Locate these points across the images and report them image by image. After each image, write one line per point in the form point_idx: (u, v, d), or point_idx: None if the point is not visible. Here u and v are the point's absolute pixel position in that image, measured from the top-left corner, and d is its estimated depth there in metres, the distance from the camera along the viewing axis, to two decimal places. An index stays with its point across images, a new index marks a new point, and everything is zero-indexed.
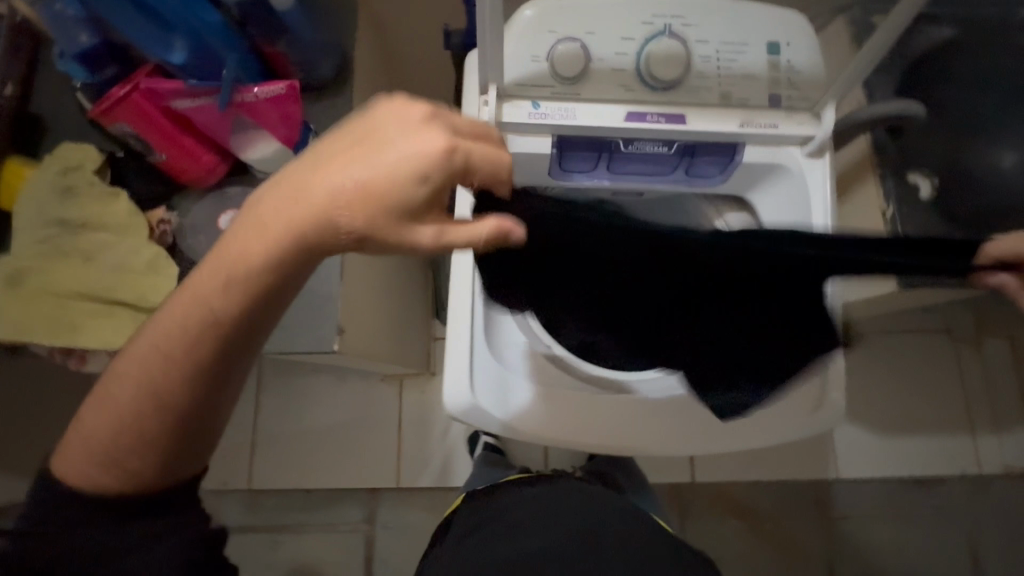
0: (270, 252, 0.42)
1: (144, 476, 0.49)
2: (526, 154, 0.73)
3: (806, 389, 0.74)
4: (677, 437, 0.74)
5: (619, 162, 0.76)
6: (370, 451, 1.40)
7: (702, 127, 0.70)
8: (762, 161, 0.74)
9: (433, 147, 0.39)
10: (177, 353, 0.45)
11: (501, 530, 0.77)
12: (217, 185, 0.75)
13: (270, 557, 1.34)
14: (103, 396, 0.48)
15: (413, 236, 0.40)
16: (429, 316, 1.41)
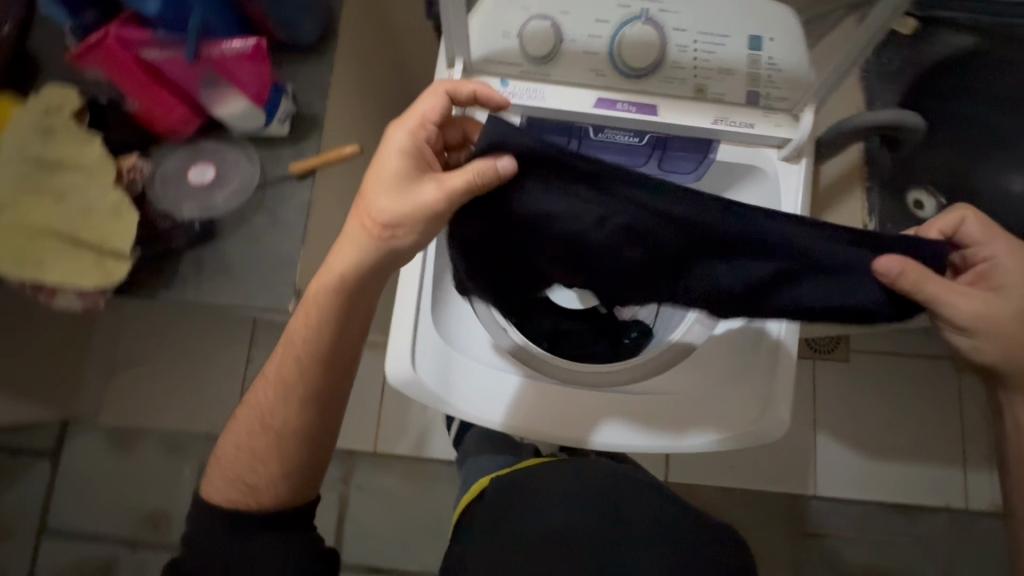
0: (341, 303, 0.61)
1: (272, 495, 0.65)
2: None
3: (754, 395, 0.75)
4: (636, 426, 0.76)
5: (587, 150, 0.74)
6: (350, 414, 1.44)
7: (672, 119, 0.68)
8: (734, 162, 0.71)
9: (405, 132, 0.55)
10: (287, 387, 0.65)
11: (529, 517, 0.66)
12: (192, 138, 0.77)
13: None
14: (234, 436, 0.68)
15: (423, 191, 0.53)
16: None
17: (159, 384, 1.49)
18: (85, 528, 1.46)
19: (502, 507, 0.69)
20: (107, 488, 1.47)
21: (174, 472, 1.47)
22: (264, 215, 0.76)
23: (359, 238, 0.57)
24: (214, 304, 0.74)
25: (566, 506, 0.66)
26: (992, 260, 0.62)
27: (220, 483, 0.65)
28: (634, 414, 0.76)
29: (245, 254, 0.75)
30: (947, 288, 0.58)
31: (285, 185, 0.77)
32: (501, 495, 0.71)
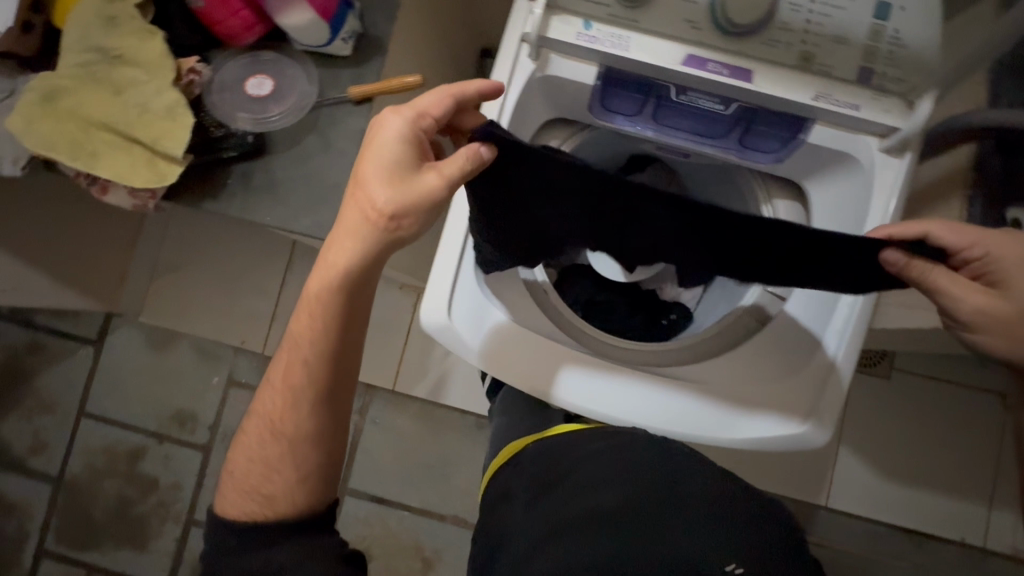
0: (337, 295, 0.59)
1: (289, 502, 0.64)
2: (568, 79, 0.67)
3: (800, 396, 0.68)
4: (666, 412, 0.71)
5: (666, 112, 0.68)
6: (375, 351, 1.46)
7: (769, 88, 0.60)
8: (827, 147, 0.64)
9: (397, 119, 0.54)
10: (291, 382, 0.63)
11: (565, 497, 0.64)
12: (253, 46, 0.74)
13: None
14: (245, 448, 0.67)
15: (422, 181, 0.52)
16: None
17: (197, 294, 1.54)
18: (120, 417, 1.56)
19: (539, 487, 0.68)
20: (142, 383, 1.55)
21: (204, 378, 1.54)
22: (315, 137, 0.74)
23: (362, 225, 0.55)
24: (257, 221, 0.73)
25: (606, 485, 0.63)
26: (990, 255, 0.55)
27: (233, 499, 0.64)
28: (667, 399, 0.71)
29: (292, 174, 0.74)
30: (952, 281, 0.55)
31: (341, 108, 0.74)
32: (540, 473, 0.71)
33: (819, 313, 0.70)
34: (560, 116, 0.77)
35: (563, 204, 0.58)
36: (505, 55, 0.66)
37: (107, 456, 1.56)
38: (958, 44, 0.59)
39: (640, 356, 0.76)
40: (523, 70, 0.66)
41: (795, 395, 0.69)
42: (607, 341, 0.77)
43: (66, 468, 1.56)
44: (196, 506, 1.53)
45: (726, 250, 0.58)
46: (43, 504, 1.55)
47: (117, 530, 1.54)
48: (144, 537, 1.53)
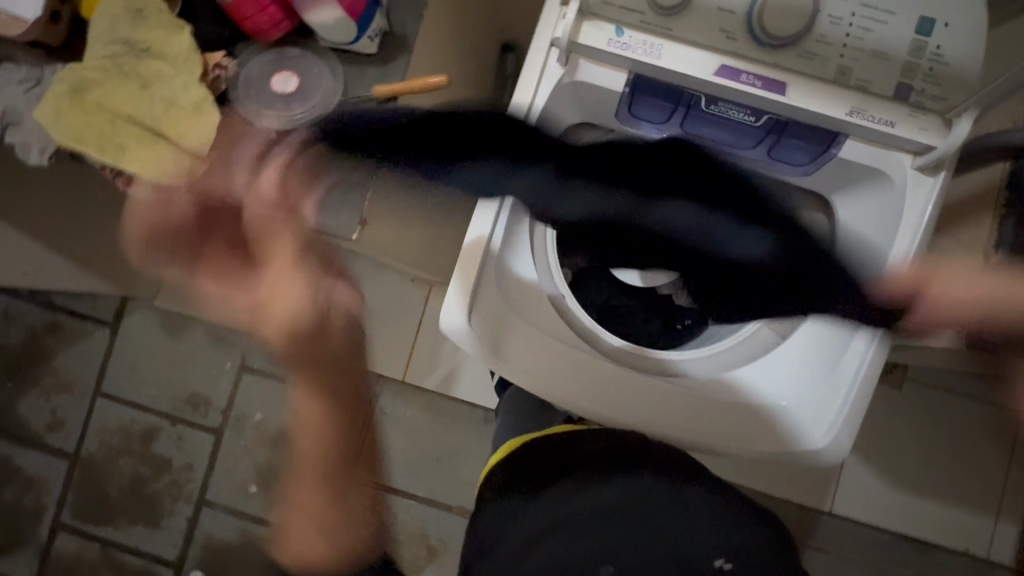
0: None
1: None
2: (597, 85, 0.66)
3: (803, 420, 0.69)
4: (686, 420, 0.70)
5: (694, 121, 0.67)
6: (385, 343, 1.47)
7: (799, 101, 0.60)
8: (856, 164, 0.64)
9: None
10: None
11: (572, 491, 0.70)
12: (279, 43, 0.74)
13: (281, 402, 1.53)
14: None
15: None
16: None
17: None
18: (135, 397, 1.59)
19: (539, 480, 0.72)
20: (156, 365, 1.58)
21: (217, 363, 1.56)
22: None
23: None
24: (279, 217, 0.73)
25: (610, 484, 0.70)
26: None
27: None
28: (682, 407, 0.71)
29: None
30: None
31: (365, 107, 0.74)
32: (532, 473, 0.73)
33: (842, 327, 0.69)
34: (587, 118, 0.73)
35: (577, 206, 0.65)
36: (533, 60, 0.66)
37: (122, 436, 1.59)
38: (1001, 60, 0.58)
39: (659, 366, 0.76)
40: (551, 76, 0.66)
41: (800, 417, 0.69)
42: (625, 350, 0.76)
43: (83, 446, 1.60)
44: (207, 488, 1.56)
45: (709, 262, 0.67)
46: (59, 479, 1.59)
47: (130, 508, 1.58)
48: (157, 515, 1.57)
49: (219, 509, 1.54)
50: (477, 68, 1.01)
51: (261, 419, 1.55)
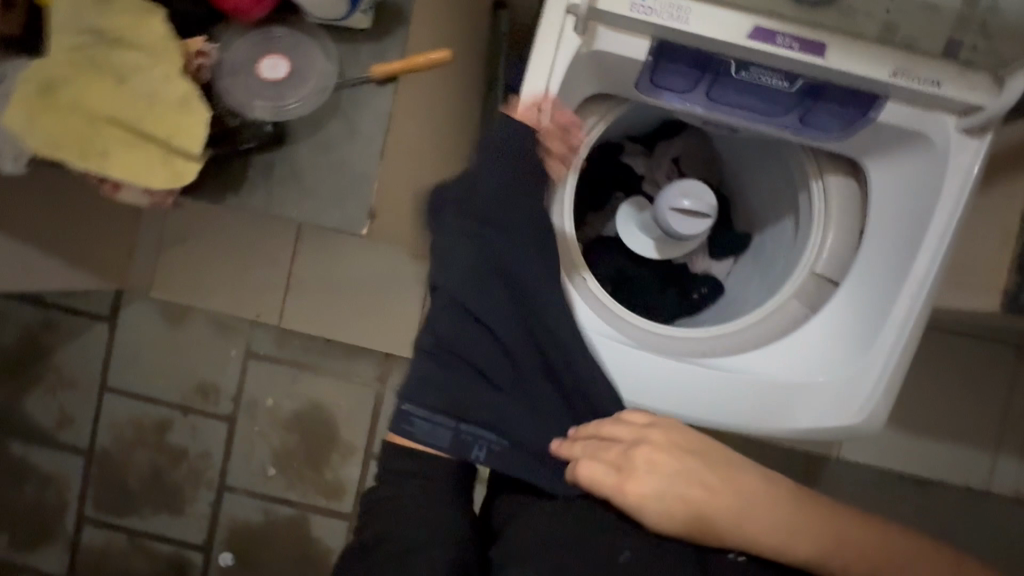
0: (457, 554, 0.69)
1: None
2: (615, 56, 0.61)
3: (827, 389, 0.67)
4: (707, 400, 0.68)
5: (723, 89, 0.63)
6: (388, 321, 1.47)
7: (842, 65, 0.56)
8: (897, 128, 0.60)
9: None
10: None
11: None
12: (262, 23, 0.67)
13: (290, 387, 1.54)
14: None
15: None
16: None
17: (207, 267, 1.50)
18: (140, 390, 1.57)
19: None
20: (160, 358, 1.56)
21: (221, 351, 1.54)
22: (338, 121, 0.69)
23: None
24: (285, 215, 0.70)
25: None
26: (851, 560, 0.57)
27: None
28: (710, 385, 0.68)
29: (314, 162, 0.70)
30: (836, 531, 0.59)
31: (364, 89, 0.69)
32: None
33: (884, 292, 0.66)
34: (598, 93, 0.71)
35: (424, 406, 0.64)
36: (548, 28, 0.60)
37: (135, 428, 1.58)
38: None
39: (691, 345, 0.72)
40: (568, 46, 0.60)
41: (822, 390, 0.67)
42: (654, 330, 0.73)
43: (96, 442, 1.59)
44: (227, 474, 1.57)
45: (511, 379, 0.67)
46: (78, 475, 1.60)
47: (153, 497, 1.59)
48: (178, 503, 1.59)
49: (242, 493, 1.57)
50: (472, 28, 0.94)
51: (272, 404, 1.55)
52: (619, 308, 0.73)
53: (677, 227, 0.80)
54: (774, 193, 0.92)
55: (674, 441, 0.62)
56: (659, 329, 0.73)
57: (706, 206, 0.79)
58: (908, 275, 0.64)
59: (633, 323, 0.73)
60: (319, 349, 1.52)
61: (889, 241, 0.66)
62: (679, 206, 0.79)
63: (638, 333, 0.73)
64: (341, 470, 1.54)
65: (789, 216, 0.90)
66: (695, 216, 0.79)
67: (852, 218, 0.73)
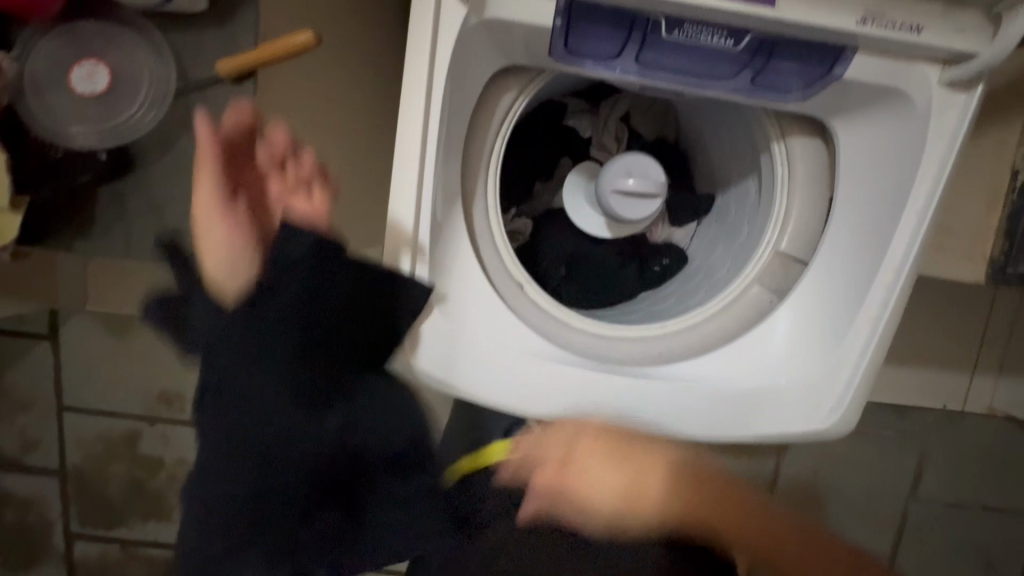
0: None
1: None
2: (518, 25, 0.48)
3: (794, 392, 0.59)
4: (665, 414, 0.60)
5: (654, 53, 0.50)
6: None
7: (798, 14, 0.44)
8: (869, 85, 0.49)
9: None
10: None
11: None
12: (67, 18, 0.52)
13: None
14: None
15: None
16: None
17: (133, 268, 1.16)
18: (101, 404, 1.24)
19: None
20: (96, 366, 1.22)
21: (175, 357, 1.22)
22: (193, 136, 0.56)
23: None
24: (151, 258, 0.59)
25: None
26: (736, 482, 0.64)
27: None
28: (670, 395, 0.60)
29: (172, 192, 0.57)
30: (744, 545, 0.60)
31: (215, 92, 0.55)
32: None
33: (855, 278, 0.58)
34: (510, 64, 0.58)
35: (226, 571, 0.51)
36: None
37: (104, 442, 1.27)
38: None
39: (643, 350, 0.64)
40: (451, 18, 0.47)
41: (791, 390, 0.59)
42: (602, 336, 0.64)
43: (66, 458, 1.28)
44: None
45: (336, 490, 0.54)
46: (55, 498, 1.30)
47: (135, 506, 1.31)
48: (164, 514, 1.31)
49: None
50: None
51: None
52: (563, 312, 0.65)
53: (621, 212, 0.69)
54: (736, 147, 0.81)
55: (602, 449, 0.57)
56: (610, 332, 0.65)
57: (652, 184, 0.68)
58: (881, 262, 0.55)
59: (581, 327, 0.65)
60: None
61: (860, 218, 0.57)
62: (623, 186, 0.68)
63: (587, 342, 0.64)
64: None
65: (751, 175, 0.79)
66: (641, 197, 0.68)
67: (821, 188, 0.62)
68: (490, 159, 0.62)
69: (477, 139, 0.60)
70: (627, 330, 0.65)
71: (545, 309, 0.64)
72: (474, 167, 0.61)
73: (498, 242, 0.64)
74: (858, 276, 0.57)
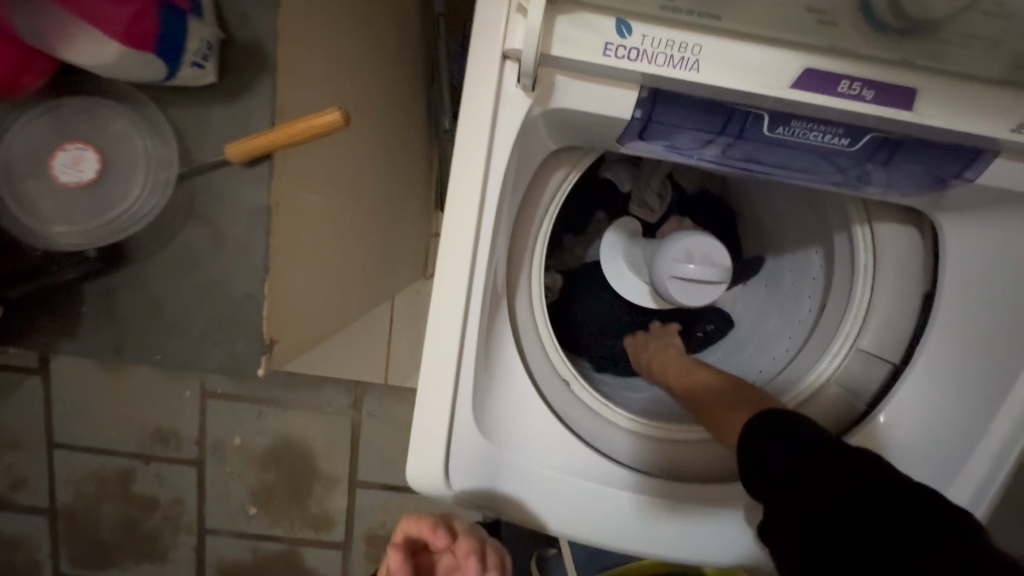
0: None
1: None
2: (587, 114, 0.40)
3: None
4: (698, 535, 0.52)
5: (747, 146, 0.42)
6: (360, 342, 1.05)
7: (939, 120, 0.36)
8: (1002, 191, 0.41)
9: None
10: None
11: None
12: (50, 94, 0.44)
13: (254, 428, 1.10)
14: None
15: None
16: (432, 207, 0.88)
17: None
18: (89, 442, 1.11)
19: None
20: (86, 403, 1.10)
21: (170, 396, 1.10)
22: (198, 225, 0.48)
23: None
24: (146, 359, 0.51)
25: None
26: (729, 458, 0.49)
27: None
28: (706, 514, 0.52)
29: (172, 283, 0.49)
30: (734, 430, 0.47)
31: (225, 176, 0.47)
32: None
33: (967, 393, 0.49)
34: (566, 143, 0.50)
35: None
36: (475, 85, 0.39)
37: (94, 483, 1.13)
38: None
39: (687, 457, 0.56)
40: (510, 109, 0.39)
41: None
42: (644, 438, 0.57)
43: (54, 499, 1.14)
44: (206, 516, 1.14)
45: None
46: (43, 542, 1.15)
47: (128, 546, 1.15)
48: (161, 559, 1.16)
49: (228, 536, 1.14)
50: (396, 11, 0.67)
51: (241, 442, 1.10)
52: (604, 409, 0.58)
53: (679, 299, 0.61)
54: (795, 220, 0.64)
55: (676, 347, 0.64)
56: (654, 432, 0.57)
57: (718, 271, 0.60)
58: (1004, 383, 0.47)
59: (617, 425, 0.57)
60: (286, 380, 1.08)
61: (972, 325, 0.49)
62: (683, 272, 0.59)
63: (629, 444, 0.56)
64: (327, 501, 1.12)
65: (817, 248, 0.62)
66: (702, 284, 0.60)
67: (914, 283, 0.53)
68: (536, 244, 0.55)
69: (523, 223, 0.53)
70: (668, 428, 0.57)
71: (586, 410, 0.57)
72: (519, 253, 0.54)
73: (542, 334, 0.57)
74: (968, 389, 0.49)
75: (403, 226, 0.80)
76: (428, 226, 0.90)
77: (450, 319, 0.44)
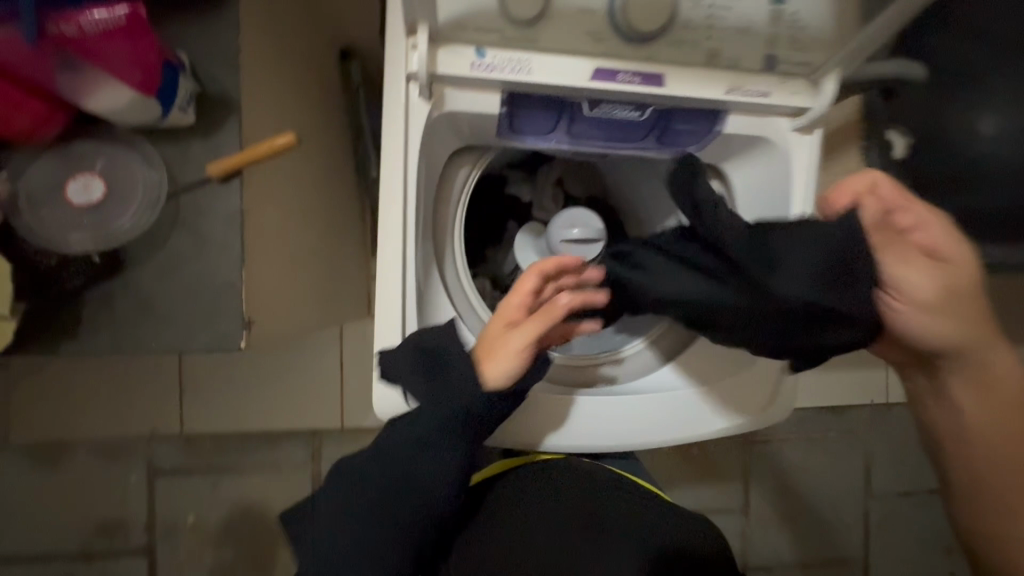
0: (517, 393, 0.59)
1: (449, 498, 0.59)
2: (470, 112, 0.59)
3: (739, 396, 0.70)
4: (631, 425, 0.68)
5: (581, 125, 0.63)
6: (311, 399, 1.12)
7: (681, 90, 0.58)
8: (740, 134, 0.64)
9: None
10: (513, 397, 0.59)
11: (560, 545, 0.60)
12: (59, 139, 0.58)
13: (210, 499, 1.11)
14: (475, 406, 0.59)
15: None
16: (366, 255, 1.03)
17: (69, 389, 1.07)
18: (34, 537, 1.08)
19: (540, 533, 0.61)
20: (25, 504, 1.07)
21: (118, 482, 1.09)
22: (183, 235, 0.61)
23: None
24: (141, 351, 0.61)
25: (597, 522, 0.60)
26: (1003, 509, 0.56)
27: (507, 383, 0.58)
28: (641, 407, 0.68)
29: (158, 286, 0.61)
30: None
31: (203, 193, 0.61)
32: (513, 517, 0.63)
33: None
34: (462, 145, 0.69)
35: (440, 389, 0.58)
36: (393, 102, 0.58)
37: None
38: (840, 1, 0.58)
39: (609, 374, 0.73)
40: (417, 114, 0.58)
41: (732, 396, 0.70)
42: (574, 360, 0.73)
43: None
44: None
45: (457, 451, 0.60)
46: None
47: None
48: None
49: None
50: (320, 88, 0.86)
51: (195, 519, 1.11)
52: None
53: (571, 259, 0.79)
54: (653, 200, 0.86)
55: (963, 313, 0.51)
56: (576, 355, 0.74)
57: (595, 232, 0.79)
58: None
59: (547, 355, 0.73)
60: (238, 443, 1.11)
61: None
62: (569, 236, 0.78)
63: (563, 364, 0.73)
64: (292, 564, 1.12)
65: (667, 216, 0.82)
66: (588, 243, 0.79)
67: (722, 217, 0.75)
68: (452, 229, 0.72)
69: (442, 210, 0.70)
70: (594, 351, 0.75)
71: None
72: (441, 232, 0.71)
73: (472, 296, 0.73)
74: None
75: (341, 257, 0.94)
76: (365, 267, 1.05)
77: (393, 271, 0.59)
